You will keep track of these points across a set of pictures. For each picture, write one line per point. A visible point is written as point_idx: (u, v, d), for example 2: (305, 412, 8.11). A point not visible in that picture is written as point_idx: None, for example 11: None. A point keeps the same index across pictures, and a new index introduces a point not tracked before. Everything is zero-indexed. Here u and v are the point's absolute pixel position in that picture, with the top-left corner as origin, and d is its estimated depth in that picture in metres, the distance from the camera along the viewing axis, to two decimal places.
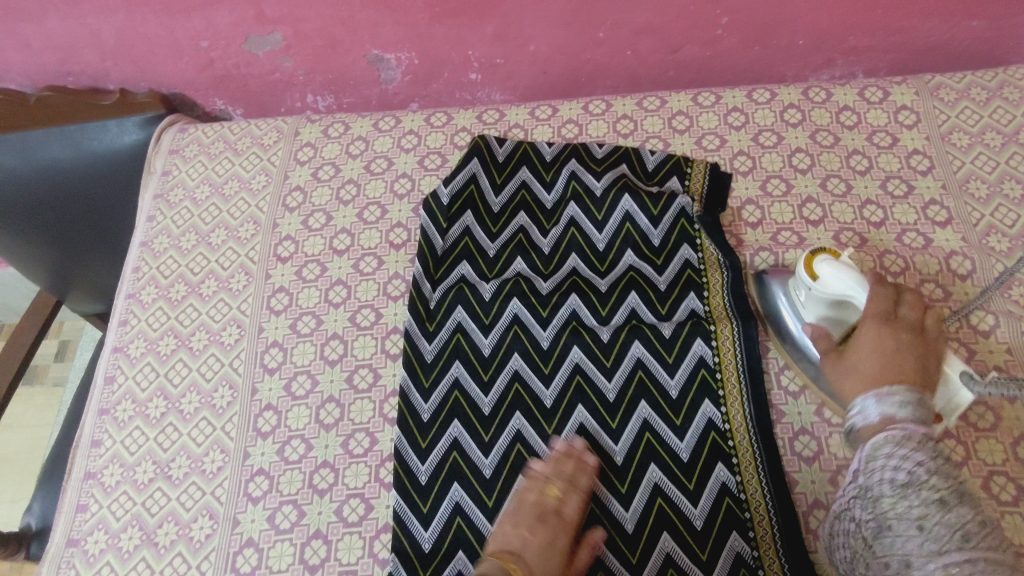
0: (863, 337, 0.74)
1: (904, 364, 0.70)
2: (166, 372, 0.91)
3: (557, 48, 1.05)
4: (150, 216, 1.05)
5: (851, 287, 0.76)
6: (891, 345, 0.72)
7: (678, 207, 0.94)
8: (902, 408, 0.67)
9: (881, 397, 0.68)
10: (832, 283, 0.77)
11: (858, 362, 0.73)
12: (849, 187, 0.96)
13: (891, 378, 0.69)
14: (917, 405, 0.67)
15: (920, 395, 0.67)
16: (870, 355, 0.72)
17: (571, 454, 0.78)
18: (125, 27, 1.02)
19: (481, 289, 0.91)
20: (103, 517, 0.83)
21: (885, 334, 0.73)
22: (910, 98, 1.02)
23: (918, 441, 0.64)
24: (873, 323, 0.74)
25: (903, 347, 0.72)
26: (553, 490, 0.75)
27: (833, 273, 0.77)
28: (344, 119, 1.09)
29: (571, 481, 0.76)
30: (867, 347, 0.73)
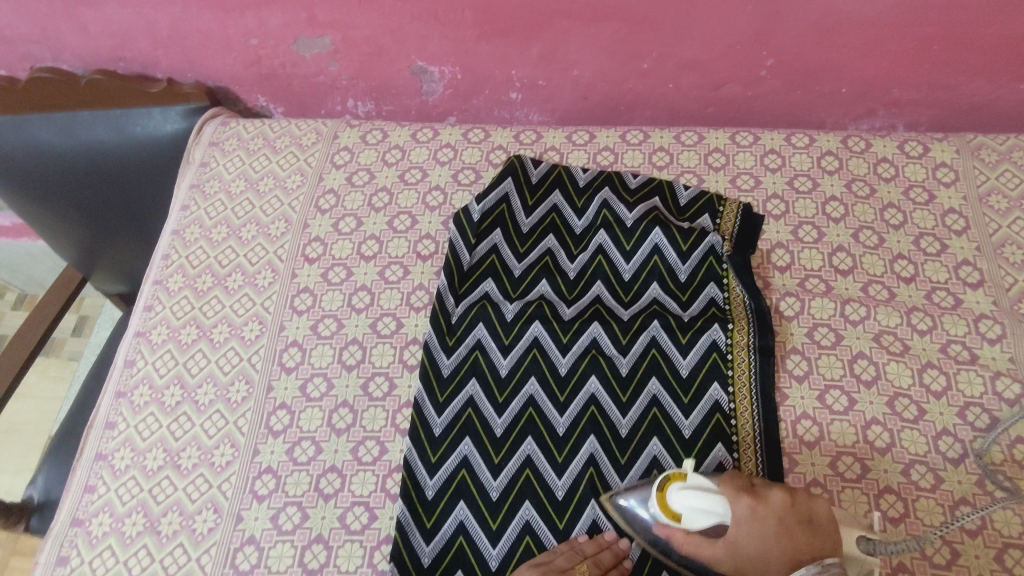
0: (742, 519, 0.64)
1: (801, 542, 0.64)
2: (185, 361, 0.92)
3: (600, 76, 1.06)
4: (184, 205, 1.07)
5: (716, 516, 0.64)
6: (775, 522, 0.64)
7: (708, 244, 0.93)
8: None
9: None
10: (697, 521, 0.65)
11: (750, 547, 0.64)
12: (881, 240, 0.95)
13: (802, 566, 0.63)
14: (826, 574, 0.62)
15: (825, 565, 0.62)
16: (756, 538, 0.64)
17: (614, 548, 0.75)
18: (180, 19, 1.04)
19: (505, 309, 0.91)
20: (109, 500, 0.83)
21: (763, 512, 0.65)
22: (951, 155, 1.01)
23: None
24: (741, 491, 0.66)
25: (784, 517, 0.65)
26: (584, 568, 0.71)
27: (691, 508, 0.65)
28: (382, 127, 1.11)
29: (603, 568, 0.73)
30: (757, 538, 0.64)
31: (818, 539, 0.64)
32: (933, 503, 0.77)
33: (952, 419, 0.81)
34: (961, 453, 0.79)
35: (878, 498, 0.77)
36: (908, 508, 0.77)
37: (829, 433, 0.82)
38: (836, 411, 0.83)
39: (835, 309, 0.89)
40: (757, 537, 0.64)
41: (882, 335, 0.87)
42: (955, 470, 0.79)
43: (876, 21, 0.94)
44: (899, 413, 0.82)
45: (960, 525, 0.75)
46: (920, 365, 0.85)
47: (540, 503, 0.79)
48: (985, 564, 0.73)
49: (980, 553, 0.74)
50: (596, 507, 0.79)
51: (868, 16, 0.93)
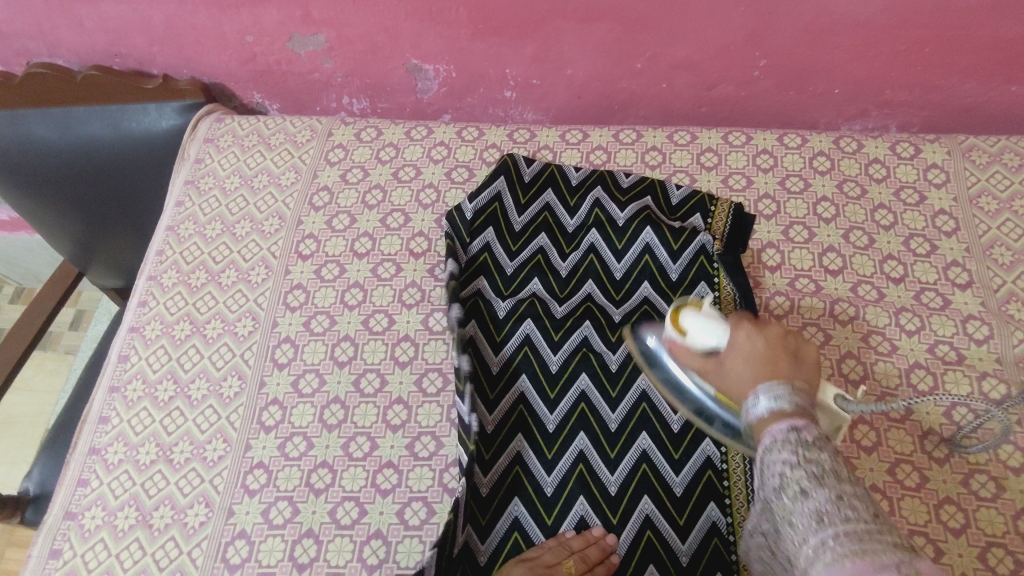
0: (737, 341, 0.61)
1: (781, 363, 0.56)
2: (179, 357, 0.93)
3: (593, 75, 1.07)
4: (179, 201, 1.07)
5: (713, 336, 0.66)
6: (763, 344, 0.59)
7: (699, 244, 0.94)
8: (786, 398, 0.52)
9: (760, 392, 0.54)
10: (697, 338, 0.68)
11: (733, 367, 0.59)
12: (871, 240, 0.95)
13: (771, 377, 0.55)
14: (800, 392, 0.53)
15: (797, 384, 0.54)
16: (742, 358, 0.59)
17: (602, 544, 0.75)
18: (175, 16, 1.05)
19: (496, 307, 0.91)
20: (102, 494, 0.84)
21: (755, 336, 0.60)
22: (942, 157, 1.01)
23: (790, 438, 0.49)
24: (742, 322, 0.63)
25: (777, 344, 0.59)
26: (570, 564, 0.72)
27: (695, 326, 0.69)
28: (377, 124, 1.11)
29: (589, 563, 0.73)
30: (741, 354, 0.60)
31: (805, 372, 0.57)
32: (918, 502, 0.77)
33: (938, 419, 0.82)
34: (947, 453, 0.80)
35: None
36: (894, 506, 0.77)
37: None
38: None
39: (824, 308, 0.90)
40: (740, 355, 0.59)
41: (870, 335, 0.88)
42: (941, 470, 0.79)
43: (868, 23, 0.94)
44: (885, 412, 0.83)
45: (944, 524, 0.76)
46: (907, 365, 0.86)
47: (529, 499, 0.80)
48: (968, 562, 0.74)
49: (964, 551, 0.74)
50: (584, 503, 0.79)
51: (861, 17, 0.93)
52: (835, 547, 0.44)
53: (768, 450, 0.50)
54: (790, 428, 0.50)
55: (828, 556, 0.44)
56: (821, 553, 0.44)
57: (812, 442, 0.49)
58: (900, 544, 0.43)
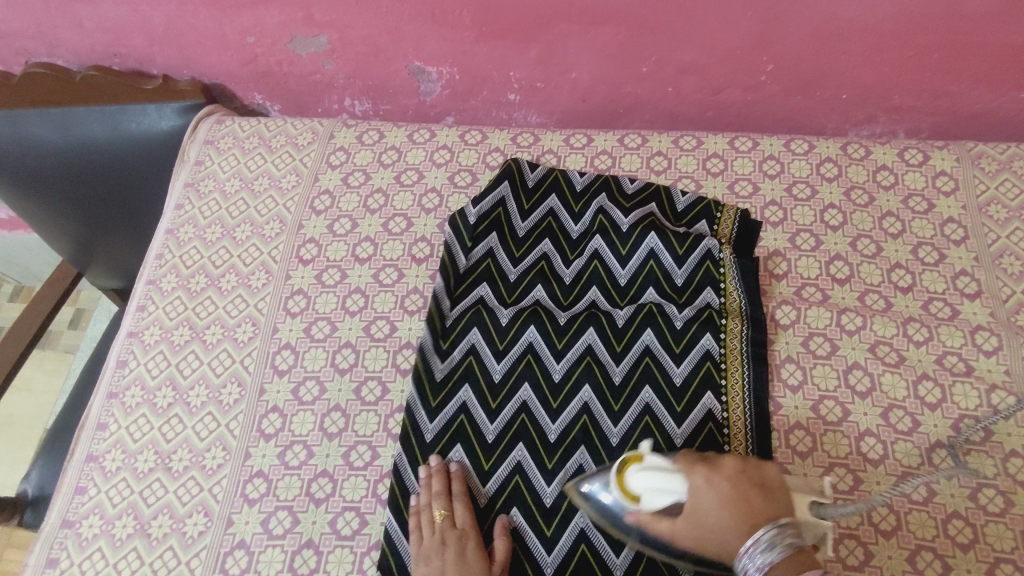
0: (696, 485, 0.62)
1: (754, 503, 0.59)
2: (178, 363, 0.92)
3: (598, 78, 1.05)
4: (179, 203, 1.06)
5: (670, 493, 0.63)
6: (729, 485, 0.61)
7: (704, 248, 0.93)
8: (779, 550, 0.55)
9: (756, 549, 0.56)
10: (652, 499, 0.64)
11: (708, 520, 0.60)
12: (879, 248, 0.94)
13: (760, 526, 0.58)
14: (789, 536, 0.56)
15: (783, 524, 0.57)
16: (714, 506, 0.60)
17: (433, 470, 0.80)
18: (175, 16, 1.03)
19: (499, 315, 0.90)
20: (99, 502, 0.83)
21: (716, 477, 0.62)
22: (951, 164, 1.00)
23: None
24: (697, 465, 0.63)
25: (742, 481, 0.61)
26: (437, 513, 0.77)
27: (647, 486, 0.64)
28: (379, 127, 1.10)
29: (443, 493, 0.78)
30: (710, 502, 0.60)
31: (774, 498, 0.60)
32: (926, 517, 0.77)
33: (946, 431, 0.81)
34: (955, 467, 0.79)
35: (870, 511, 0.77)
36: (901, 521, 0.76)
37: (823, 443, 0.81)
38: (829, 422, 0.83)
39: (831, 318, 0.89)
40: (713, 503, 0.60)
41: (878, 345, 0.87)
42: (949, 483, 0.78)
43: (878, 28, 0.93)
44: (893, 425, 0.82)
45: (953, 540, 0.75)
46: (915, 377, 0.85)
47: (529, 511, 0.79)
48: None
49: (972, 567, 0.74)
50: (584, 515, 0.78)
51: (870, 22, 0.92)
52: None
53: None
54: None
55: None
56: None
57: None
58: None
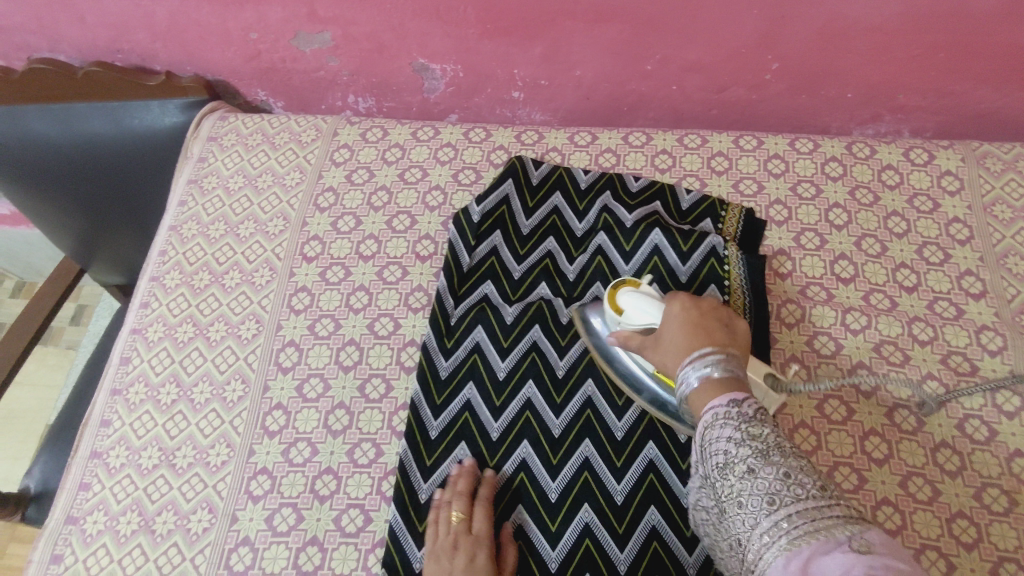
0: (672, 314, 0.70)
1: (711, 329, 0.66)
2: (181, 360, 0.92)
3: (602, 75, 1.05)
4: (182, 200, 1.06)
5: (648, 313, 0.74)
6: (696, 313, 0.69)
7: (709, 245, 0.92)
8: (718, 366, 0.61)
9: (699, 363, 0.62)
10: (633, 317, 0.75)
11: (670, 338, 0.68)
12: (884, 248, 0.94)
13: (704, 343, 0.65)
14: (730, 360, 0.62)
15: (729, 350, 0.63)
16: (679, 329, 0.68)
17: (462, 472, 0.79)
18: (178, 12, 1.03)
19: (503, 313, 0.90)
20: (103, 498, 0.83)
21: (690, 306, 0.69)
22: (956, 163, 1.00)
23: (730, 410, 0.57)
24: (677, 297, 0.72)
25: (708, 317, 0.68)
26: (455, 514, 0.76)
27: (631, 304, 0.76)
28: (383, 124, 1.10)
29: (466, 496, 0.78)
30: (677, 326, 0.68)
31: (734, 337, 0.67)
32: (930, 516, 0.77)
33: (951, 431, 0.81)
34: (959, 466, 0.79)
35: (874, 509, 0.77)
36: (905, 519, 0.77)
37: (827, 441, 0.81)
38: (834, 421, 0.83)
39: (835, 318, 0.89)
40: (677, 326, 0.68)
41: (882, 344, 0.87)
42: (953, 483, 0.78)
43: (884, 27, 0.92)
44: (898, 424, 0.82)
45: (956, 539, 0.75)
46: (920, 376, 0.85)
47: (533, 507, 0.79)
48: None
49: (976, 566, 0.74)
50: (589, 511, 0.78)
51: (876, 21, 0.92)
52: (788, 525, 0.49)
53: (711, 424, 0.58)
54: (730, 402, 0.58)
55: (783, 534, 0.49)
56: (776, 531, 0.50)
57: (752, 418, 0.56)
58: (844, 514, 0.49)
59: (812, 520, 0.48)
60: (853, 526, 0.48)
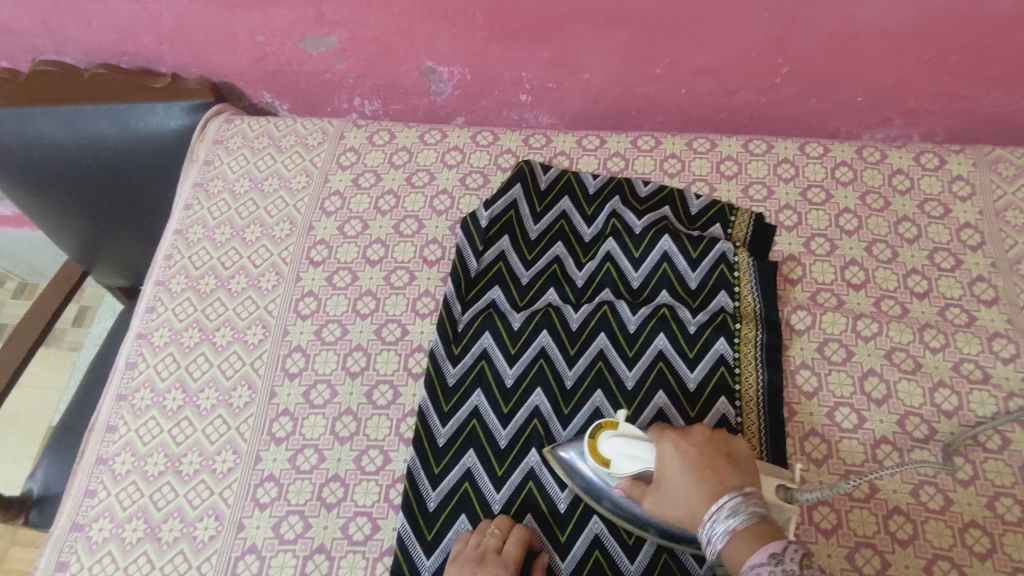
0: (667, 454, 0.68)
1: (718, 471, 0.66)
2: (188, 365, 0.91)
3: (610, 79, 1.04)
4: (187, 203, 1.05)
5: (641, 460, 0.69)
6: (694, 451, 0.67)
7: (718, 252, 0.92)
8: (740, 513, 0.62)
9: (721, 515, 0.62)
10: (622, 464, 0.69)
11: (677, 483, 0.66)
12: (895, 254, 0.93)
13: (721, 489, 0.64)
14: (748, 500, 0.63)
15: (745, 490, 0.64)
16: (682, 471, 0.66)
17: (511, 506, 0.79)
18: (185, 15, 1.02)
19: (511, 319, 0.89)
20: (109, 505, 0.83)
21: (684, 444, 0.68)
22: (967, 168, 0.99)
23: (773, 569, 0.57)
24: (668, 432, 0.69)
25: (708, 451, 0.67)
26: (493, 532, 0.75)
27: (617, 453, 0.70)
28: (390, 127, 1.09)
29: (509, 523, 0.77)
30: (677, 467, 0.67)
31: (739, 468, 0.66)
32: (942, 526, 0.76)
33: (963, 440, 0.80)
34: (972, 475, 0.78)
35: (886, 519, 0.77)
36: (917, 529, 0.76)
37: (838, 451, 0.81)
38: (845, 429, 0.82)
39: (846, 324, 0.88)
40: (679, 467, 0.67)
41: (894, 352, 0.86)
42: (966, 492, 0.77)
43: (896, 31, 0.92)
44: (910, 432, 0.81)
45: (969, 549, 0.75)
46: (932, 384, 0.84)
47: (542, 517, 0.78)
48: None
49: None
50: (599, 521, 0.77)
51: (889, 25, 0.91)
52: None
53: None
54: (770, 557, 0.58)
55: None
56: None
57: (794, 569, 0.56)
58: None
59: None
60: None
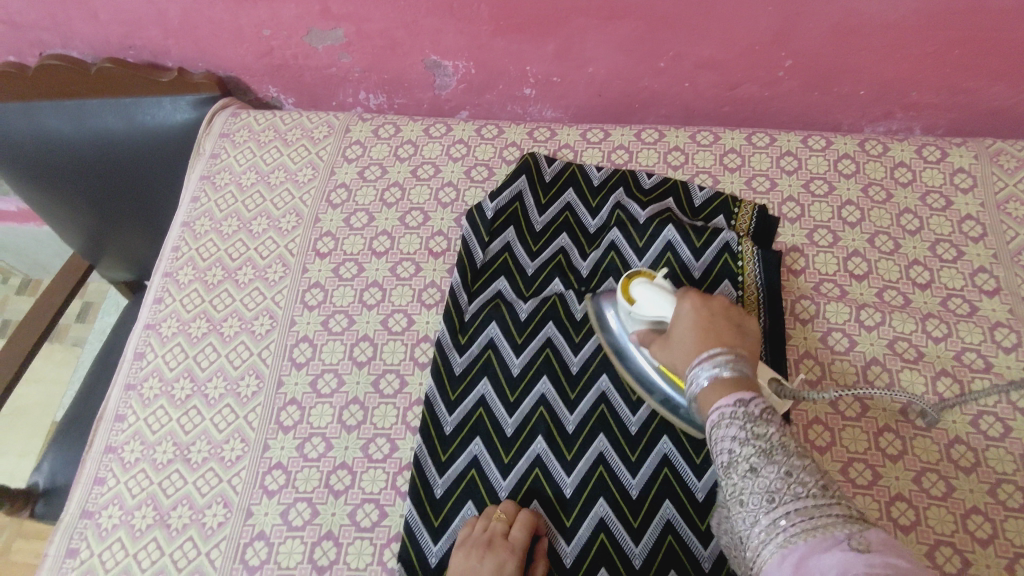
0: (683, 311, 0.70)
1: (724, 333, 0.66)
2: (196, 355, 0.92)
3: (614, 73, 1.05)
4: (195, 196, 1.06)
5: (661, 310, 0.74)
6: (707, 313, 0.69)
7: (722, 242, 0.92)
8: (729, 364, 0.62)
9: (711, 363, 0.62)
10: (644, 309, 0.75)
11: (681, 337, 0.69)
12: (897, 245, 0.94)
13: (714, 345, 0.65)
14: (739, 359, 0.63)
15: (740, 352, 0.63)
16: (689, 328, 0.68)
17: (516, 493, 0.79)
18: (192, 9, 1.03)
19: (517, 308, 0.90)
20: (118, 493, 0.83)
21: (701, 307, 0.69)
22: (969, 160, 1.00)
23: (737, 412, 0.57)
24: (690, 295, 0.72)
25: (720, 317, 0.68)
26: (499, 516, 0.77)
27: (644, 297, 0.76)
28: (395, 121, 1.10)
29: (515, 506, 0.78)
30: (687, 322, 0.69)
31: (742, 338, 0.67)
32: (945, 511, 0.77)
33: (965, 427, 0.81)
34: (974, 462, 0.79)
35: (889, 505, 0.77)
36: (920, 515, 0.77)
37: (841, 438, 0.81)
38: (848, 417, 0.83)
39: (850, 314, 0.89)
40: (688, 324, 0.69)
41: (896, 341, 0.87)
42: (968, 479, 0.78)
43: (897, 25, 0.92)
44: (912, 420, 0.82)
45: (972, 535, 0.75)
46: (934, 373, 0.85)
47: (548, 502, 0.79)
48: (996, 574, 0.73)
49: (991, 562, 0.74)
50: (604, 505, 0.78)
51: (891, 18, 0.92)
52: (787, 524, 0.51)
53: (717, 423, 0.58)
54: (738, 402, 0.58)
55: (782, 532, 0.51)
56: (774, 530, 0.51)
57: (757, 417, 0.56)
58: (845, 514, 0.50)
59: (811, 522, 0.50)
60: (853, 526, 0.48)
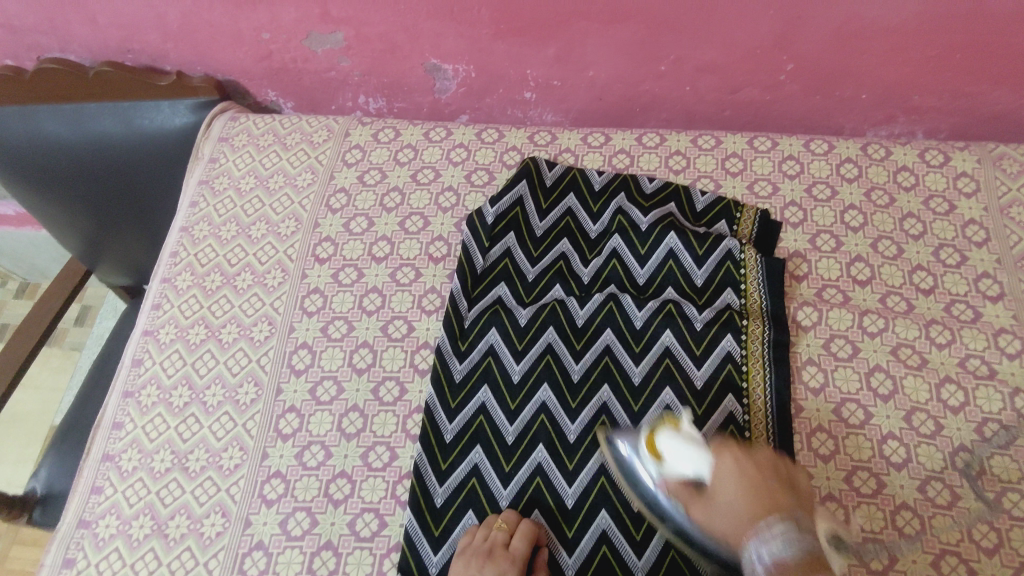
0: (724, 467, 0.65)
1: (778, 496, 0.60)
2: (194, 362, 0.91)
3: (614, 77, 1.05)
4: (193, 201, 1.05)
5: (694, 464, 0.68)
6: (753, 467, 0.63)
7: (724, 249, 0.92)
8: (789, 543, 0.55)
9: (766, 536, 0.56)
10: (674, 463, 0.69)
11: (727, 497, 0.62)
12: (900, 250, 0.94)
13: (766, 512, 0.58)
14: (801, 532, 0.56)
15: (802, 525, 0.57)
16: (735, 487, 0.62)
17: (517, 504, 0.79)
18: (190, 12, 1.02)
19: (518, 315, 0.89)
20: (116, 502, 0.83)
21: (744, 461, 0.64)
22: (972, 165, 0.99)
23: None
24: (727, 446, 0.66)
25: (771, 474, 0.63)
26: (501, 525, 0.76)
27: (672, 451, 0.70)
28: (395, 125, 1.09)
29: (518, 515, 0.78)
30: (730, 480, 0.63)
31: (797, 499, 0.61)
32: (950, 521, 0.76)
33: (970, 435, 0.80)
34: (979, 471, 0.78)
35: (893, 514, 0.77)
36: (924, 525, 0.76)
37: (845, 446, 0.81)
38: (851, 425, 0.82)
39: (853, 320, 0.88)
40: (734, 482, 0.63)
41: (899, 348, 0.86)
42: (973, 488, 0.77)
43: (900, 28, 0.92)
44: (917, 428, 0.81)
45: (977, 544, 0.75)
46: (938, 380, 0.84)
47: (549, 512, 0.79)
48: None
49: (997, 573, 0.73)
50: (606, 517, 0.77)
51: (894, 22, 0.91)
52: None
53: None
54: None
55: None
56: None
57: None
58: None
59: None
60: None
